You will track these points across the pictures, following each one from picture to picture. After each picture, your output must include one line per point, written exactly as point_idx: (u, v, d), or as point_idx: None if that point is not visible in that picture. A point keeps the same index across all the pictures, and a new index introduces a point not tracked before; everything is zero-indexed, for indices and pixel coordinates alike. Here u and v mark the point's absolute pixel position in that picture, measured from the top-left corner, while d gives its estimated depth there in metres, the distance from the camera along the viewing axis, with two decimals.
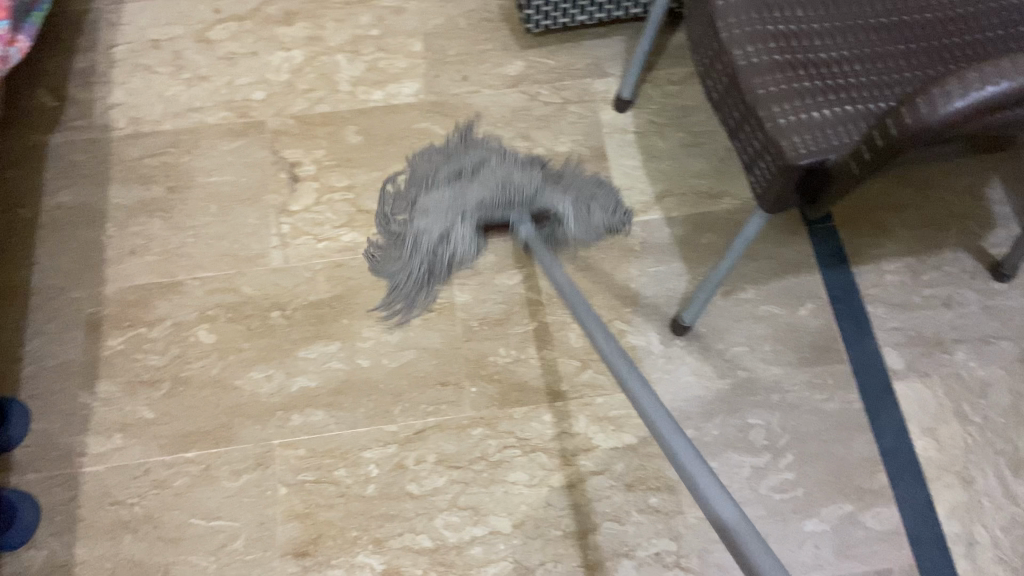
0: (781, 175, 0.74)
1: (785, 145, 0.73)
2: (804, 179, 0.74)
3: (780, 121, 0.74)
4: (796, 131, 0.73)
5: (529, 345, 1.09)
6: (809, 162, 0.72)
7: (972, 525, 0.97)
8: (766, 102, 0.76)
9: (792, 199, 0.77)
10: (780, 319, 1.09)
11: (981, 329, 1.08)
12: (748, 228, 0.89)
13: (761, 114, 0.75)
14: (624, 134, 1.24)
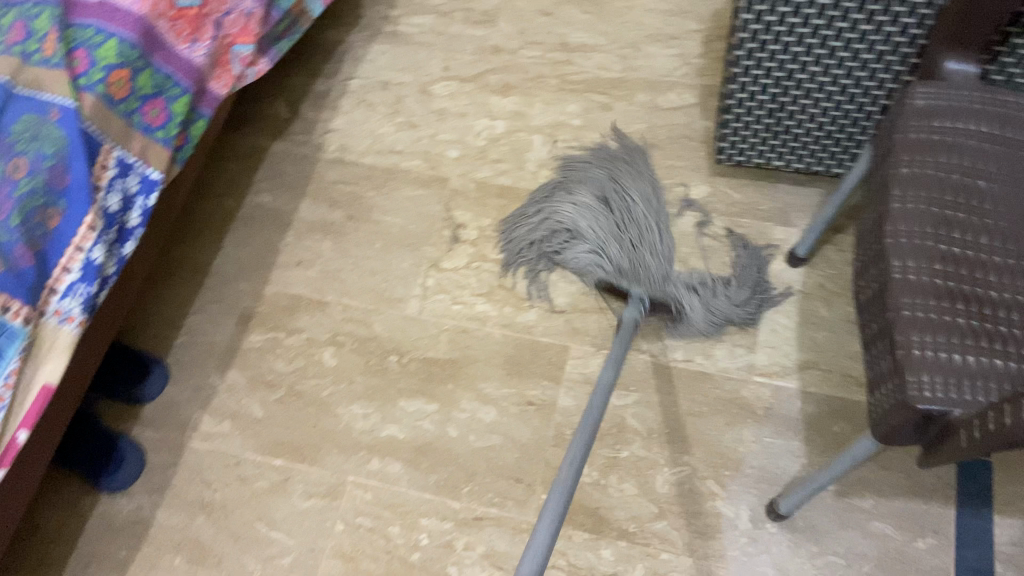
0: (897, 408, 0.68)
1: (909, 381, 0.67)
2: (920, 421, 0.67)
3: (912, 352, 0.68)
4: (927, 370, 0.67)
5: (613, 472, 1.05)
6: (929, 408, 0.65)
7: None
8: (906, 325, 0.69)
9: (906, 435, 0.70)
10: (890, 543, 0.98)
11: None
12: (858, 446, 0.81)
13: (896, 337, 0.69)
14: (787, 289, 1.16)
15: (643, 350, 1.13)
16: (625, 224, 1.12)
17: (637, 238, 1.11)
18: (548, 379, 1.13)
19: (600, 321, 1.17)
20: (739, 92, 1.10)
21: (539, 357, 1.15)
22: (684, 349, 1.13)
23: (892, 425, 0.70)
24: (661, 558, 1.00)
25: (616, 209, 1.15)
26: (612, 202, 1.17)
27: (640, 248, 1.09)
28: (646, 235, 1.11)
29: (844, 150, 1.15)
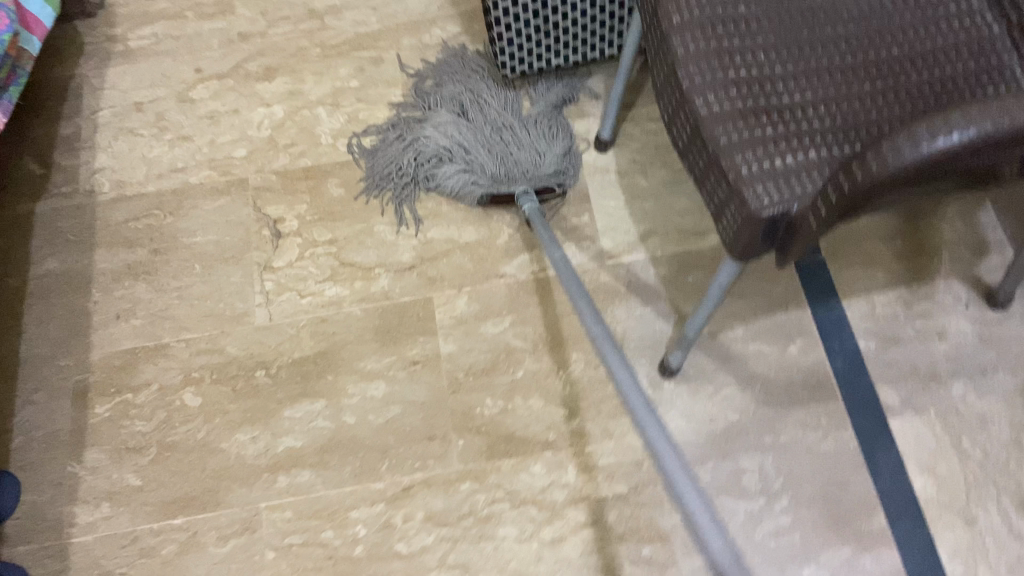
0: (745, 226, 0.74)
1: (748, 197, 0.73)
2: (768, 229, 0.74)
3: (742, 172, 0.74)
4: (759, 182, 0.73)
5: (515, 395, 1.07)
6: (772, 214, 0.72)
7: (976, 567, 0.94)
8: (729, 153, 0.75)
9: (760, 248, 0.77)
10: (769, 358, 1.07)
11: (977, 361, 1.04)
12: (722, 274, 0.86)
13: (723, 165, 0.75)
14: (605, 174, 1.22)
15: (502, 275, 1.15)
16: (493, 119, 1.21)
17: (502, 139, 1.18)
18: (423, 334, 1.12)
19: (451, 263, 1.17)
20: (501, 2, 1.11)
21: (406, 317, 1.13)
22: (537, 260, 1.16)
23: (750, 242, 0.76)
24: (587, 451, 1.03)
25: (475, 119, 1.22)
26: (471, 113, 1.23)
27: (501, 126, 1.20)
28: (508, 132, 1.20)
29: (610, 30, 1.20)
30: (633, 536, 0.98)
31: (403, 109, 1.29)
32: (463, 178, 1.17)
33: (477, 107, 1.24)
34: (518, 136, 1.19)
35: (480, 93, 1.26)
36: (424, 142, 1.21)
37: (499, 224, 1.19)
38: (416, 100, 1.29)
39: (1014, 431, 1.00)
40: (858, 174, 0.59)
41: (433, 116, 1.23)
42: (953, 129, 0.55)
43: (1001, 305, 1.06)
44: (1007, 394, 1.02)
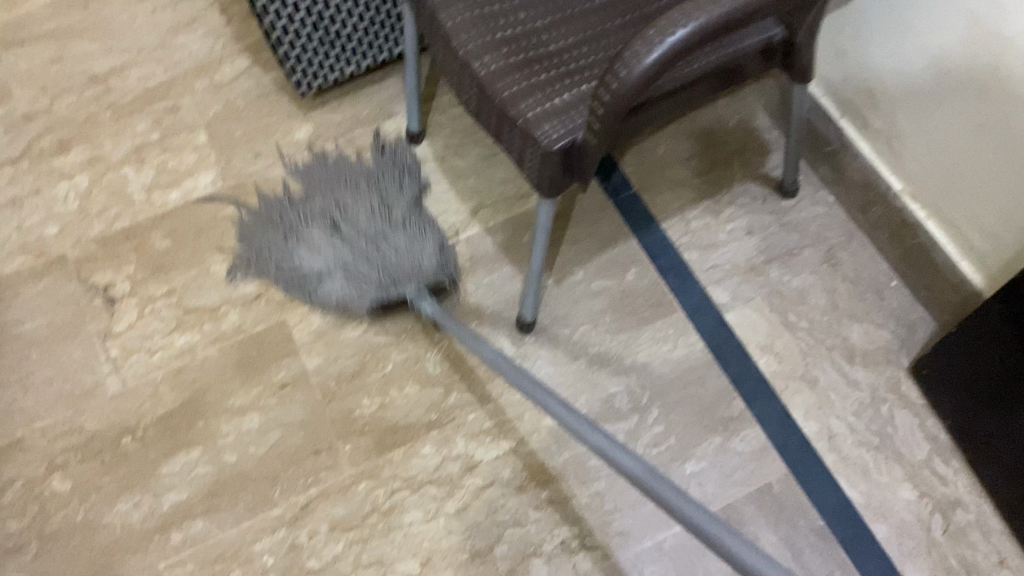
0: (544, 163, 0.81)
1: (539, 136, 0.79)
2: (564, 161, 0.81)
3: (529, 116, 0.81)
4: (545, 121, 0.80)
5: (390, 388, 1.09)
6: (563, 145, 0.79)
7: (827, 419, 1.05)
8: (514, 102, 0.82)
9: (563, 182, 0.84)
10: (612, 290, 1.16)
11: (784, 246, 1.17)
12: (542, 215, 0.95)
13: (511, 115, 0.82)
14: (424, 163, 1.26)
15: None
16: (366, 228, 1.16)
17: (376, 247, 1.14)
18: (285, 357, 1.12)
19: None
20: (277, 19, 1.14)
21: (265, 345, 1.13)
22: None
23: (553, 177, 0.83)
24: (470, 420, 1.07)
25: (349, 237, 1.16)
26: (342, 227, 1.17)
27: (375, 236, 1.15)
28: (381, 242, 1.14)
29: (393, 29, 1.26)
30: (531, 484, 1.03)
31: (269, 215, 1.22)
32: (346, 288, 1.12)
33: (348, 220, 1.19)
34: (392, 242, 1.14)
35: (346, 203, 1.21)
36: (301, 265, 1.16)
37: None
38: (280, 207, 1.22)
39: (828, 297, 1.13)
40: (616, 79, 0.67)
41: (307, 233, 1.18)
42: (679, 26, 0.65)
43: (791, 192, 1.19)
44: (816, 267, 1.15)
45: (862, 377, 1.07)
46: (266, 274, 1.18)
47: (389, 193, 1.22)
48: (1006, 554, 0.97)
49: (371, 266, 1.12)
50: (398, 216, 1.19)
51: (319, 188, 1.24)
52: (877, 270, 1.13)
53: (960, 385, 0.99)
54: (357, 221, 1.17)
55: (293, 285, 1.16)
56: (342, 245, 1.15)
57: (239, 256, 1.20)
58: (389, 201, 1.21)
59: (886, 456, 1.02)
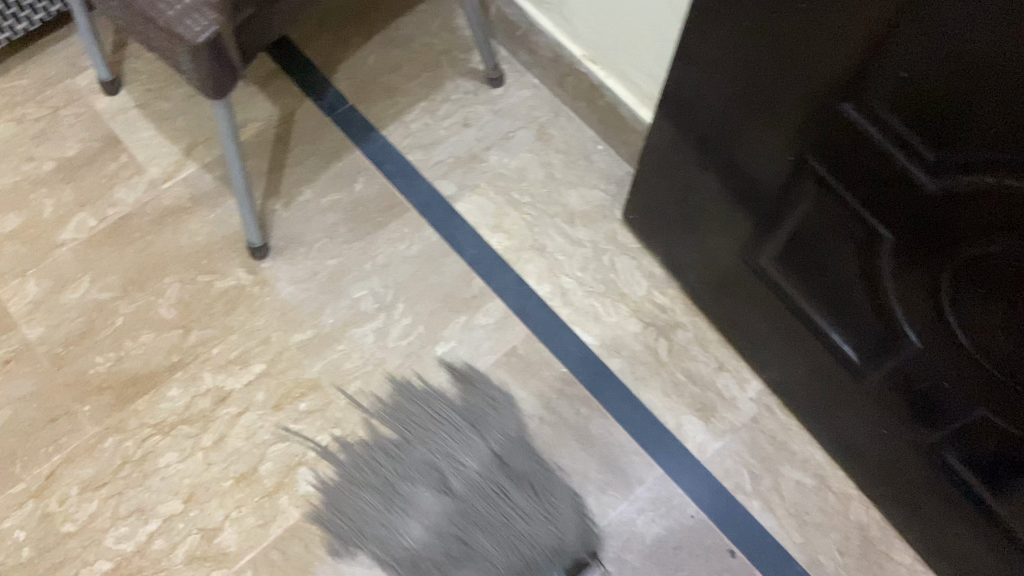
0: (195, 59, 0.80)
1: (180, 31, 0.78)
2: (215, 53, 0.80)
3: (170, 14, 0.78)
4: (185, 15, 0.79)
5: (124, 340, 1.05)
6: (207, 36, 0.78)
7: (557, 279, 1.13)
8: (151, 2, 0.80)
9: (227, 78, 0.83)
10: (343, 202, 1.16)
11: (500, 130, 1.22)
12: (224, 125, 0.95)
13: (152, 15, 0.79)
14: (126, 112, 1.20)
15: (63, 243, 1.11)
16: (481, 495, 0.99)
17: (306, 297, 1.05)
18: (3, 333, 1.05)
19: (4, 256, 1.10)
20: None
21: None
22: (94, 214, 1.13)
23: (214, 71, 0.82)
24: (216, 353, 1.05)
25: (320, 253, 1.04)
26: (455, 484, 0.99)
27: (495, 501, 0.98)
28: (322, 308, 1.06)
29: None
30: (287, 400, 1.03)
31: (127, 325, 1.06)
32: None
33: (450, 467, 1.00)
34: (515, 504, 0.98)
35: (450, 451, 1.01)
36: (402, 535, 0.96)
37: (39, 199, 1.14)
38: (350, 467, 1.00)
39: (545, 170, 1.20)
40: None
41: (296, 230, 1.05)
42: None
43: (497, 80, 1.24)
44: (531, 146, 1.21)
45: (584, 235, 1.15)
46: (348, 524, 0.97)
47: (485, 447, 1.02)
48: (722, 358, 1.09)
49: (522, 555, 0.96)
50: (498, 447, 1.02)
51: (407, 431, 1.02)
52: (581, 135, 1.22)
53: (654, 209, 1.07)
54: (469, 475, 1.00)
55: (392, 545, 0.96)
56: (458, 514, 0.97)
57: (317, 513, 0.97)
58: (495, 451, 1.02)
59: (612, 299, 1.11)
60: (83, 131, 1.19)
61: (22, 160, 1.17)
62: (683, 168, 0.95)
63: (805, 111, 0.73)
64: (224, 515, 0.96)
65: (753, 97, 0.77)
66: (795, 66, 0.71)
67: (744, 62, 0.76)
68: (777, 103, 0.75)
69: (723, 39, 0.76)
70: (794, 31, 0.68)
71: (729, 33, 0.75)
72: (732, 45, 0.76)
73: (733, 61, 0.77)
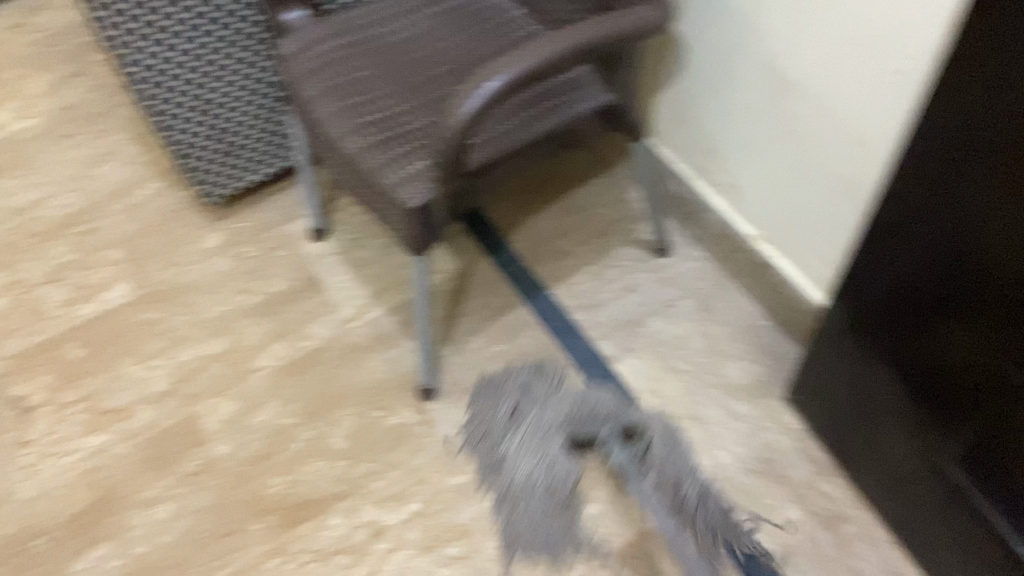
0: (407, 221, 0.90)
1: (399, 196, 0.89)
2: (425, 216, 0.90)
3: (391, 181, 0.91)
4: (405, 184, 0.90)
5: (298, 465, 1.13)
6: (422, 202, 0.89)
7: (714, 451, 1.11)
8: (377, 171, 0.92)
9: (431, 238, 0.93)
10: (507, 354, 1.23)
11: (663, 298, 1.26)
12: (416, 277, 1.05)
13: (376, 181, 0.91)
14: (327, 258, 1.36)
15: (259, 368, 1.23)
16: None
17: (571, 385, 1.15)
18: (196, 446, 1.16)
19: (208, 375, 1.23)
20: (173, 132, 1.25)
21: (177, 436, 1.17)
22: (288, 345, 1.25)
23: (420, 232, 0.92)
24: (377, 487, 1.11)
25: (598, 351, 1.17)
26: None
27: None
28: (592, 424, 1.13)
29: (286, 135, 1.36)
30: (437, 543, 1.06)
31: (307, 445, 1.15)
32: None
33: None
34: None
35: None
36: None
37: (245, 328, 1.28)
38: None
39: (707, 340, 1.21)
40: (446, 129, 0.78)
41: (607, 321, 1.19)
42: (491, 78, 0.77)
43: (666, 250, 1.30)
44: (694, 315, 1.24)
45: (743, 409, 1.15)
46: None
47: None
48: (892, 560, 1.02)
49: None
50: None
51: None
52: (745, 310, 1.24)
53: (824, 395, 1.05)
54: None
55: None
56: None
57: None
58: None
59: (771, 479, 1.08)
60: (289, 271, 1.34)
61: (235, 292, 1.33)
62: (859, 359, 0.94)
63: (1010, 312, 0.72)
64: None
65: (947, 294, 0.77)
66: (999, 267, 0.71)
67: (939, 258, 0.76)
68: (976, 301, 0.75)
69: (918, 236, 0.78)
70: (1001, 233, 0.69)
71: (923, 228, 0.77)
72: (921, 238, 0.78)
73: (926, 254, 0.78)
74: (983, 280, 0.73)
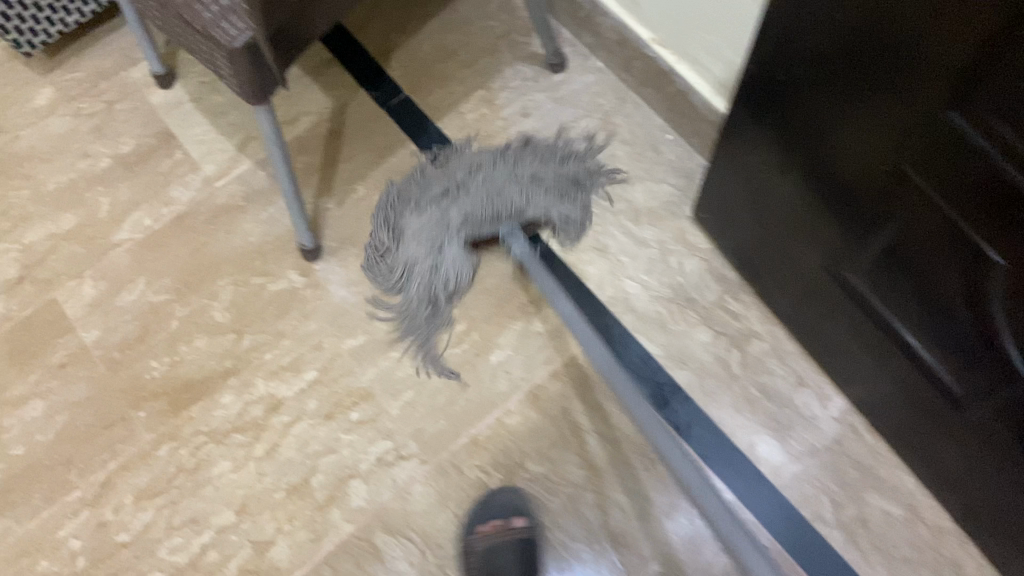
0: (234, 65, 0.76)
1: (217, 35, 0.74)
2: (254, 58, 0.76)
3: (206, 18, 0.74)
4: (223, 19, 0.74)
5: (178, 345, 1.04)
6: (246, 42, 0.74)
7: (620, 282, 1.05)
8: (187, 3, 0.75)
9: (268, 82, 0.80)
10: (396, 201, 1.11)
11: (560, 121, 1.15)
12: (264, 121, 0.89)
13: (189, 18, 0.75)
14: (180, 106, 1.18)
15: (118, 244, 1.10)
16: None
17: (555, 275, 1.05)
18: (60, 336, 1.05)
19: (61, 256, 1.09)
20: None
21: (36, 328, 1.05)
22: (149, 214, 1.11)
23: (253, 79, 0.78)
24: (268, 359, 1.03)
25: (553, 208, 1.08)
26: None
27: None
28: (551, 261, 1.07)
29: None
30: (338, 410, 1.00)
31: (186, 323, 1.05)
32: None
33: None
34: None
35: None
36: None
37: (96, 198, 1.13)
38: None
39: (609, 163, 1.12)
40: None
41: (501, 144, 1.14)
42: None
43: (560, 64, 1.16)
44: (594, 137, 1.13)
45: (649, 234, 1.08)
46: None
47: None
48: (802, 372, 1.00)
49: None
50: None
51: None
52: (647, 124, 1.13)
53: (728, 209, 0.99)
54: None
55: None
56: None
57: None
58: None
59: (679, 304, 1.04)
60: (138, 126, 1.17)
61: (79, 157, 1.15)
62: (761, 170, 0.87)
63: (906, 122, 0.64)
64: (276, 529, 0.94)
65: (843, 101, 0.69)
66: (893, 71, 0.62)
67: (835, 61, 0.67)
68: (872, 110, 0.67)
69: (814, 35, 0.68)
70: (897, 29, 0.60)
71: (825, 26, 0.66)
72: (821, 39, 0.67)
73: (826, 55, 0.68)
74: (878, 85, 0.65)
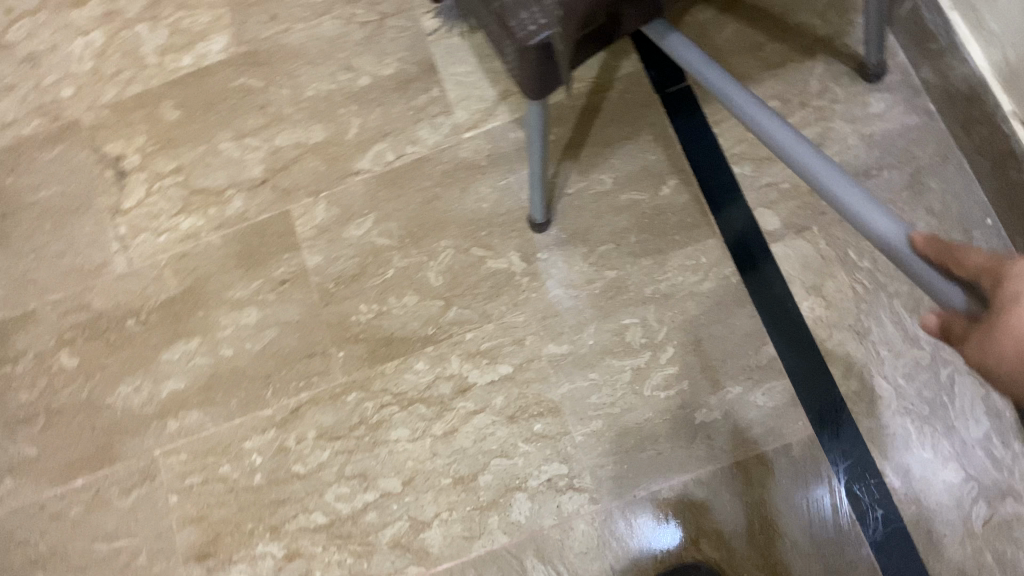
0: (521, 59, 0.65)
1: (512, 25, 0.63)
2: (545, 57, 0.64)
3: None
4: (524, 6, 0.63)
5: (389, 295, 1.03)
6: (542, 41, 0.63)
7: (870, 380, 0.91)
8: None
9: (550, 79, 0.68)
10: (643, 206, 1.00)
11: (859, 163, 0.97)
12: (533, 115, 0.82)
13: None
14: (450, 37, 1.11)
15: (358, 172, 1.08)
16: None
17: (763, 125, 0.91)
18: (286, 252, 1.07)
19: (304, 169, 1.09)
20: None
21: (266, 236, 1.08)
22: (393, 148, 1.08)
23: (541, 77, 0.68)
24: (468, 339, 0.99)
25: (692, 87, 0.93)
26: None
27: None
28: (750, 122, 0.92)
29: None
30: (523, 414, 0.96)
31: (401, 275, 1.03)
32: None
33: None
34: None
35: None
36: None
37: (347, 116, 1.10)
38: None
39: (903, 233, 0.94)
40: None
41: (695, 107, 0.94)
42: None
43: (875, 77, 0.98)
44: (894, 194, 0.95)
45: (923, 334, 0.91)
46: None
47: None
48: None
49: None
50: None
51: None
52: (967, 198, 0.94)
53: None
54: None
55: None
56: None
57: None
58: None
59: (933, 429, 0.88)
60: (404, 48, 1.11)
61: (341, 68, 1.13)
62: None
63: None
64: (434, 514, 0.95)
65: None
66: None
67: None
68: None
69: None
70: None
71: None
72: None
73: None
74: None
